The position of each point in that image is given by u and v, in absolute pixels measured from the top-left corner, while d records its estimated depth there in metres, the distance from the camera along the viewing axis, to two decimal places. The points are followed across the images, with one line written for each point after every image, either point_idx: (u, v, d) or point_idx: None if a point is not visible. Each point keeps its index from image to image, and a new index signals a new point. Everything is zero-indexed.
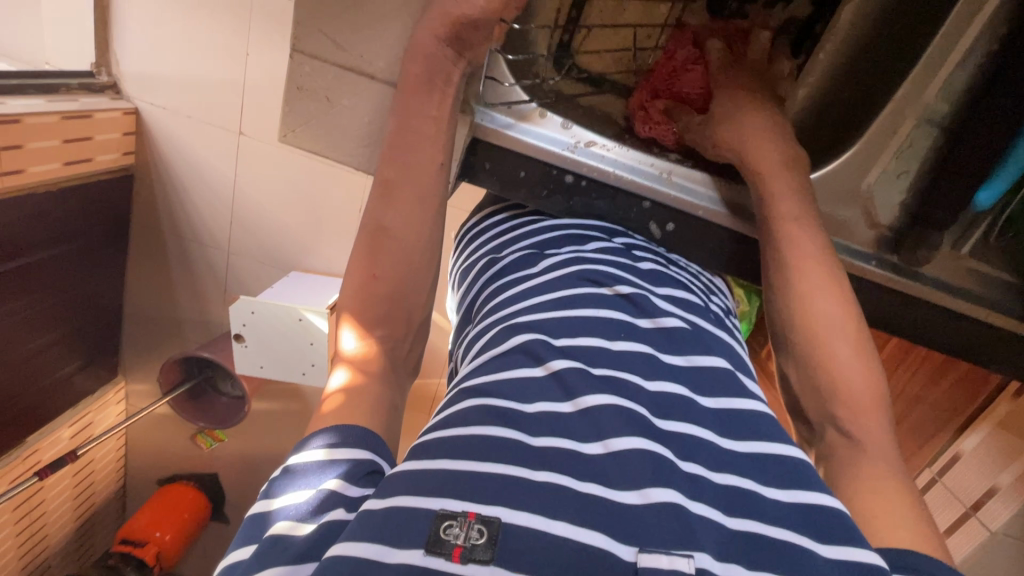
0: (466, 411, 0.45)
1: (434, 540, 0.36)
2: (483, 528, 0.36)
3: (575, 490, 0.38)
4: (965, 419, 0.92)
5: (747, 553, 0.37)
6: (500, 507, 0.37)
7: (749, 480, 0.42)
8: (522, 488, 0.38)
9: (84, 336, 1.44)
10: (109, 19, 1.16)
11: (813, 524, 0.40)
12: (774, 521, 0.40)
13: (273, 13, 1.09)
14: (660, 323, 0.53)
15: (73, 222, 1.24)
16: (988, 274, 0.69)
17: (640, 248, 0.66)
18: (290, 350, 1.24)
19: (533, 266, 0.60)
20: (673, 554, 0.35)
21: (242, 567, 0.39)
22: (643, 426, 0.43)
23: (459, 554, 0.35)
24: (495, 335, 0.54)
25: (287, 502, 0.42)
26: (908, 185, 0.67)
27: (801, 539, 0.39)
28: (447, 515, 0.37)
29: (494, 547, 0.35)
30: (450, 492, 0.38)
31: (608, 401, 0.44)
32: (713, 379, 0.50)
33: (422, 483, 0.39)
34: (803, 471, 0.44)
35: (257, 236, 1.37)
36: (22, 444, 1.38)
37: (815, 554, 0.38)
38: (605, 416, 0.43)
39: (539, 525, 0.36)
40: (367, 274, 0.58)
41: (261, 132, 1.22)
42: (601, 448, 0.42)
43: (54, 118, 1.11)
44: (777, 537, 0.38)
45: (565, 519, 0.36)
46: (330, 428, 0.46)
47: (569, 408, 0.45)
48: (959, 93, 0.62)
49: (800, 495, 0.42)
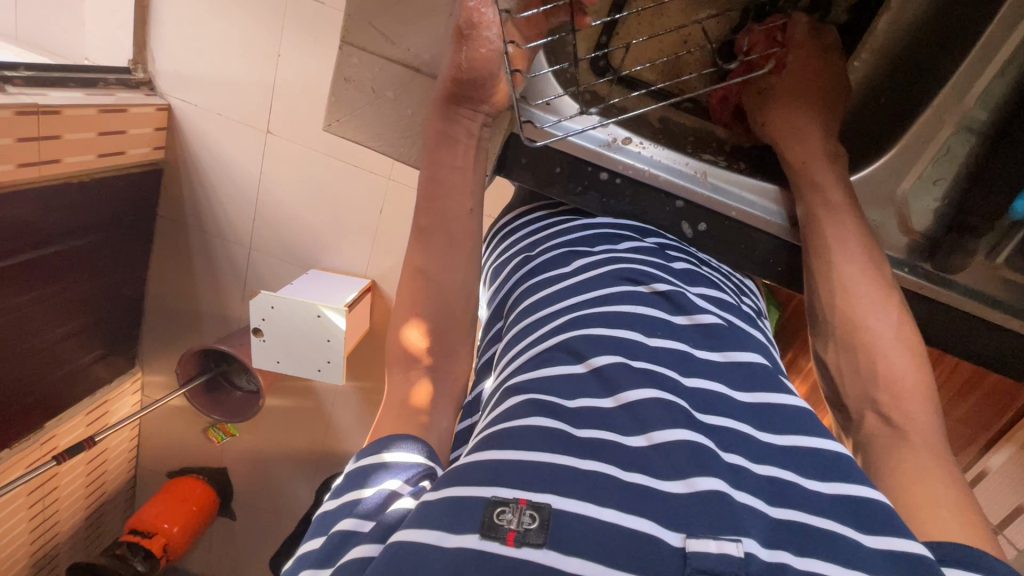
0: (515, 406, 0.46)
1: (488, 526, 0.36)
2: (535, 513, 0.37)
3: (621, 480, 0.39)
4: (991, 437, 0.91)
5: (794, 539, 0.38)
6: (551, 494, 0.38)
7: (790, 471, 0.43)
8: (569, 475, 0.39)
9: (106, 325, 1.47)
10: (148, 17, 1.20)
11: (857, 516, 0.40)
12: (818, 510, 0.40)
13: (307, 15, 1.12)
14: (696, 320, 0.54)
15: (103, 212, 1.28)
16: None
17: (673, 248, 0.67)
18: (308, 346, 1.25)
19: (568, 265, 0.61)
20: (721, 539, 0.36)
21: (315, 556, 0.42)
22: (684, 417, 0.44)
23: (513, 538, 0.36)
24: (532, 332, 0.55)
25: (351, 502, 0.44)
26: (944, 192, 0.67)
27: (847, 529, 0.39)
28: (498, 502, 0.38)
29: (546, 532, 0.36)
30: (502, 480, 0.39)
31: (649, 394, 0.45)
32: (751, 373, 0.50)
33: (474, 474, 0.40)
34: (841, 463, 0.44)
35: (281, 232, 1.39)
36: (40, 429, 1.40)
37: (860, 542, 0.38)
38: (647, 410, 0.44)
39: (589, 511, 0.37)
40: (412, 313, 0.61)
41: (288, 130, 1.24)
42: (644, 440, 0.42)
43: (92, 111, 1.15)
44: (823, 525, 0.39)
45: (612, 506, 0.37)
46: (391, 437, 0.49)
47: (611, 404, 0.46)
48: (999, 101, 0.62)
49: (843, 486, 0.42)
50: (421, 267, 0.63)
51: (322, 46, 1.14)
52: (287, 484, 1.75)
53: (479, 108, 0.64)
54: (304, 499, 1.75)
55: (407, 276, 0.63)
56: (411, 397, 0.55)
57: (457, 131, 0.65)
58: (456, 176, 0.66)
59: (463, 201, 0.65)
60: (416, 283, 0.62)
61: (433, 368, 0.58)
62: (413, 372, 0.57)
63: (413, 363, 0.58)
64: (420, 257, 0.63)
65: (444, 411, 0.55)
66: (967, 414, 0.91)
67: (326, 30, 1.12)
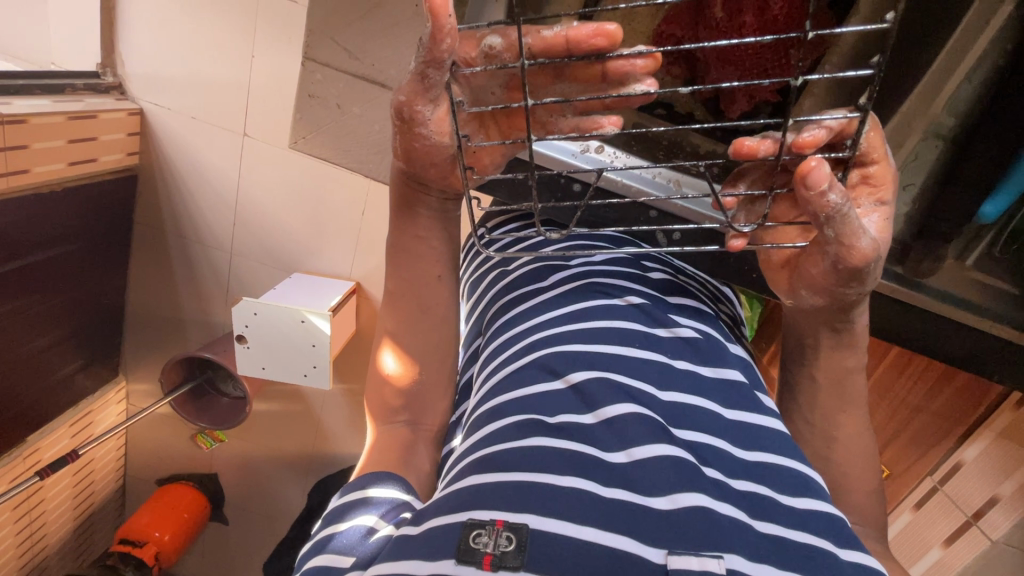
0: (510, 426, 0.45)
1: (465, 550, 0.36)
2: (512, 535, 0.36)
3: (600, 496, 0.38)
4: (966, 429, 0.93)
5: (776, 553, 0.38)
6: (528, 514, 0.37)
7: (765, 486, 0.43)
8: (548, 492, 0.38)
9: (86, 335, 1.44)
10: (116, 19, 1.16)
11: (829, 528, 0.41)
12: (797, 525, 0.40)
13: (280, 14, 1.08)
14: (675, 333, 0.54)
15: (77, 223, 1.24)
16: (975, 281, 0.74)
17: (651, 258, 0.66)
18: (294, 352, 1.24)
19: (545, 280, 0.60)
20: (703, 555, 0.36)
21: None
22: (662, 431, 0.44)
23: (489, 562, 0.35)
24: (509, 351, 0.54)
25: (325, 540, 0.44)
26: (913, 197, 0.74)
27: (823, 542, 0.40)
28: (475, 524, 0.37)
29: (523, 554, 0.35)
30: (479, 503, 0.39)
31: (628, 409, 0.45)
32: (730, 390, 0.50)
33: (452, 501, 0.40)
34: (811, 481, 0.45)
35: (261, 237, 1.37)
36: (23, 443, 1.38)
37: (837, 556, 0.39)
38: (628, 425, 0.44)
39: (568, 531, 0.36)
40: (392, 353, 0.62)
41: (265, 133, 1.22)
42: (625, 456, 0.42)
43: (60, 118, 1.12)
44: (800, 539, 0.39)
45: (591, 525, 0.36)
46: (370, 474, 0.50)
47: (591, 419, 0.45)
48: (964, 107, 0.69)
49: (814, 503, 0.43)
50: (397, 328, 0.62)
51: (297, 47, 1.10)
52: (278, 489, 1.75)
53: (430, 192, 0.60)
54: (297, 504, 1.75)
55: (391, 304, 0.63)
56: (391, 442, 0.56)
57: (418, 207, 0.62)
58: (420, 247, 0.64)
59: (431, 269, 0.63)
60: (398, 312, 0.63)
61: (409, 415, 0.59)
62: (392, 425, 0.58)
63: (396, 405, 0.59)
64: (390, 322, 0.63)
65: (416, 447, 0.57)
66: (945, 407, 0.93)
67: (298, 32, 1.09)
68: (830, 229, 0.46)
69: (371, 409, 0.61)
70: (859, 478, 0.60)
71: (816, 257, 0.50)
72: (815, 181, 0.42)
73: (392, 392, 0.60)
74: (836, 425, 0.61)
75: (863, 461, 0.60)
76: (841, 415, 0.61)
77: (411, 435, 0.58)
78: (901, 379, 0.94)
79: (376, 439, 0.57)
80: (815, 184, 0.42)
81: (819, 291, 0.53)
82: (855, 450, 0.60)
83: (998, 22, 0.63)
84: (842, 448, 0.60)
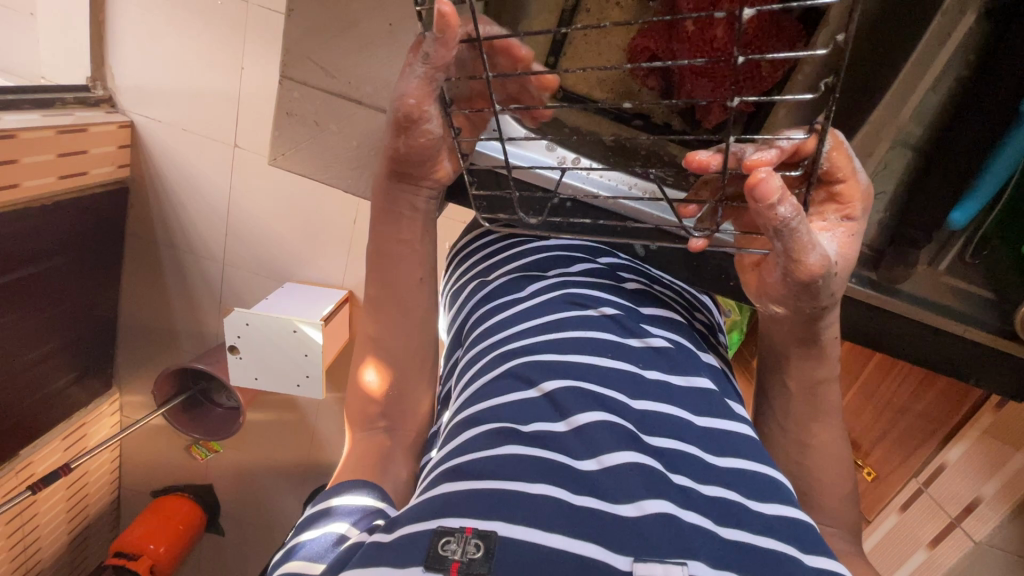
0: (483, 435, 0.46)
1: (433, 557, 0.36)
2: (480, 542, 0.37)
3: (568, 503, 0.39)
4: (951, 430, 0.93)
5: (740, 560, 0.38)
6: (497, 522, 0.38)
7: (734, 492, 0.44)
8: (516, 501, 0.39)
9: (79, 347, 1.44)
10: (105, 33, 1.17)
11: (795, 534, 0.42)
12: (763, 531, 0.41)
13: (269, 27, 1.10)
14: (648, 342, 0.54)
15: (67, 236, 1.25)
16: (955, 286, 0.76)
17: (626, 268, 0.66)
18: (285, 361, 1.24)
19: (522, 290, 0.61)
20: (668, 562, 0.36)
21: None
22: (632, 440, 0.44)
23: (456, 568, 0.35)
24: (486, 360, 0.55)
25: (295, 548, 0.44)
26: (885, 204, 0.76)
27: (788, 548, 0.40)
28: (445, 532, 0.38)
29: (491, 561, 0.36)
30: (448, 511, 0.39)
31: (598, 418, 0.45)
32: (701, 398, 0.51)
33: (423, 510, 0.41)
34: (779, 487, 0.46)
35: (252, 247, 1.37)
36: (16, 457, 1.37)
37: (802, 561, 0.40)
38: (598, 433, 0.44)
39: (536, 538, 0.37)
40: (372, 361, 0.62)
41: (255, 145, 1.23)
42: (595, 464, 0.43)
43: (50, 133, 1.12)
44: (765, 545, 0.40)
45: (559, 532, 0.37)
46: (344, 483, 0.50)
47: (563, 427, 0.45)
48: (930, 116, 0.71)
49: (783, 509, 0.44)
50: (375, 337, 0.63)
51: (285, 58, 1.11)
52: (272, 499, 1.74)
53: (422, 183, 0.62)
54: (292, 513, 1.75)
55: (371, 314, 0.64)
56: (371, 452, 0.56)
57: (403, 206, 0.63)
58: (405, 251, 0.64)
59: (408, 274, 0.64)
60: (378, 322, 0.63)
61: (387, 423, 0.60)
62: (371, 433, 0.59)
63: (377, 414, 0.60)
64: (371, 329, 0.64)
65: (395, 457, 0.57)
66: (930, 408, 0.94)
67: None
68: (781, 242, 0.47)
69: (351, 418, 0.61)
70: (836, 481, 0.61)
71: (773, 267, 0.52)
72: (763, 195, 0.43)
73: (369, 401, 0.61)
74: (811, 426, 0.61)
75: (838, 462, 0.61)
76: (817, 417, 0.61)
77: (391, 444, 0.58)
78: (887, 379, 0.98)
79: (356, 448, 0.58)
80: (765, 197, 0.43)
81: (781, 303, 0.54)
82: (831, 452, 0.61)
83: (958, 35, 0.66)
84: (818, 450, 0.61)
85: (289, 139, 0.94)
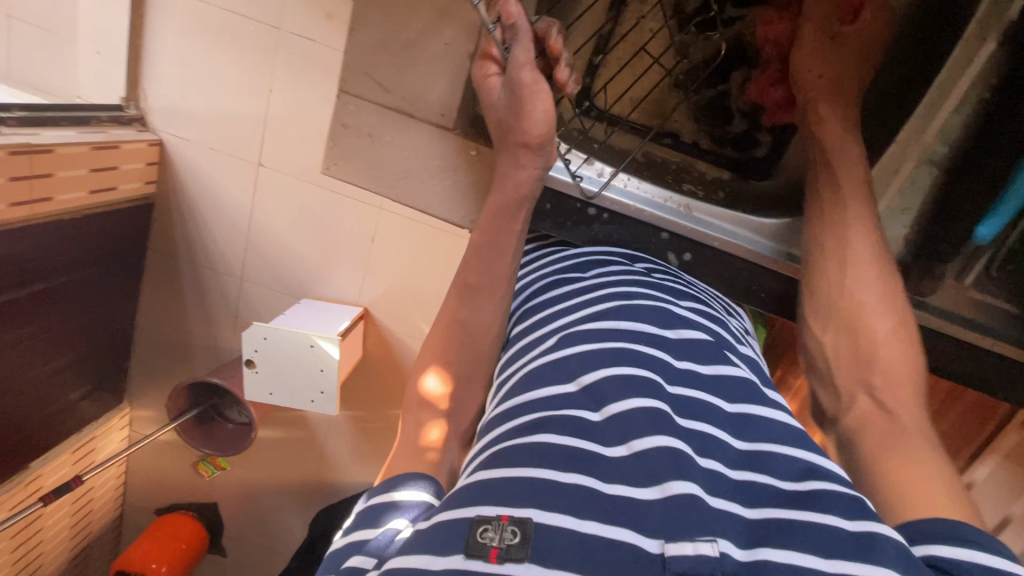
0: (529, 426, 0.47)
1: (473, 545, 0.37)
2: (517, 528, 0.38)
3: (601, 492, 0.40)
4: (976, 449, 0.95)
5: (768, 532, 0.40)
6: (532, 508, 0.39)
7: (764, 475, 0.45)
8: (550, 487, 0.40)
9: (94, 361, 1.45)
10: (141, 56, 1.22)
11: (837, 504, 0.41)
12: (793, 505, 0.42)
13: (300, 54, 1.15)
14: (681, 334, 0.56)
15: (93, 249, 1.27)
16: (989, 304, 0.81)
17: (659, 272, 0.70)
18: (299, 377, 1.25)
19: (561, 291, 0.64)
20: (698, 541, 0.37)
21: None
22: (666, 424, 0.45)
23: (495, 554, 0.36)
24: (528, 355, 0.57)
25: (357, 542, 0.45)
26: (911, 220, 0.80)
27: (828, 518, 0.40)
28: (482, 521, 0.39)
29: (528, 545, 0.37)
30: (485, 500, 0.40)
31: (635, 405, 0.46)
32: (733, 385, 0.52)
33: (468, 495, 0.42)
34: (816, 466, 0.46)
35: (275, 264, 1.40)
36: (25, 470, 1.37)
37: (829, 526, 0.39)
38: (632, 420, 0.45)
39: (571, 524, 0.38)
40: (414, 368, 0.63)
41: (281, 162, 1.26)
42: (626, 450, 0.44)
43: (85, 149, 1.15)
44: (802, 517, 0.40)
45: (593, 518, 0.38)
46: (403, 473, 0.50)
47: (598, 417, 0.47)
48: (954, 136, 0.75)
49: (819, 484, 0.44)
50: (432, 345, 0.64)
51: (315, 80, 1.16)
52: (279, 518, 1.73)
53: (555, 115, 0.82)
54: (298, 532, 1.73)
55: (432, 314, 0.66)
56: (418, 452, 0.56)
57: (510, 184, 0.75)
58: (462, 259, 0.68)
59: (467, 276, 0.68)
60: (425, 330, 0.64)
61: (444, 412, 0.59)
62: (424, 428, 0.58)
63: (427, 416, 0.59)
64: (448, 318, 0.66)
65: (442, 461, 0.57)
66: (955, 428, 0.95)
67: (314, 68, 1.15)
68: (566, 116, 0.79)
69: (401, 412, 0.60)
70: None
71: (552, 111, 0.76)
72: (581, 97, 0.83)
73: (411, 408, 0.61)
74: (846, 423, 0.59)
75: None
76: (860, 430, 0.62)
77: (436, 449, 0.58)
78: None
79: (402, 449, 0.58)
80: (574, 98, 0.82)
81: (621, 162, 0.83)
82: None
83: (980, 60, 0.72)
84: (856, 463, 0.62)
85: (342, 152, 0.98)
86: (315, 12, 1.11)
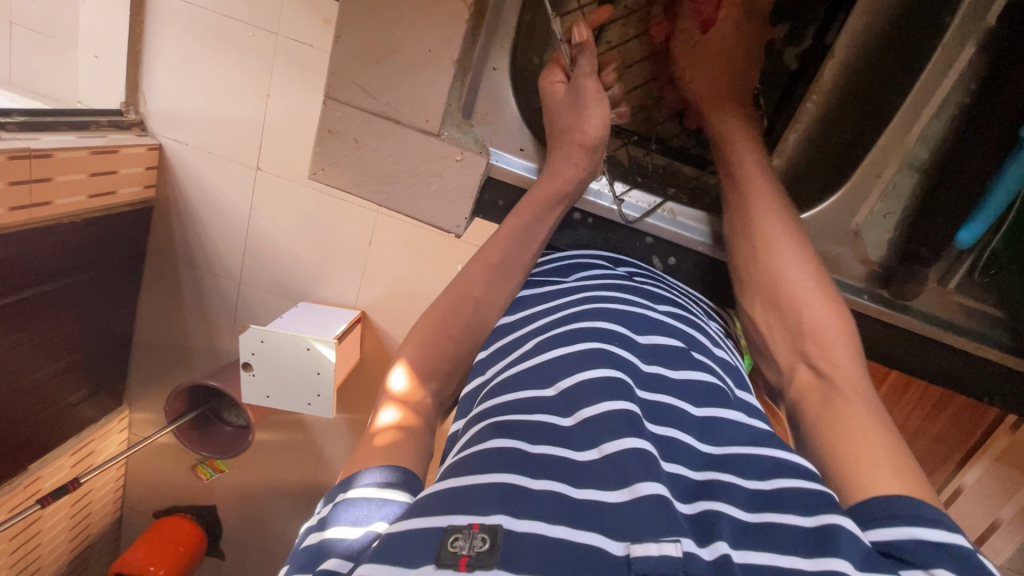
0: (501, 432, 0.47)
1: (443, 556, 0.37)
2: (486, 535, 0.38)
3: (571, 497, 0.41)
4: (967, 451, 0.96)
5: (731, 530, 0.40)
6: (501, 515, 0.39)
7: (729, 474, 0.46)
8: (520, 494, 0.40)
9: (94, 363, 1.46)
10: (141, 61, 1.23)
11: (795, 500, 0.42)
12: (757, 507, 0.42)
13: (298, 59, 1.16)
14: (651, 340, 0.57)
15: (93, 253, 1.28)
16: (972, 307, 0.81)
17: (640, 275, 0.71)
18: (296, 379, 1.26)
19: (542, 297, 0.65)
20: (662, 541, 0.37)
21: None
22: (636, 428, 0.45)
23: (466, 563, 0.36)
24: (505, 360, 0.58)
25: (335, 541, 0.43)
26: (892, 225, 0.80)
27: (784, 516, 0.41)
28: (453, 530, 0.38)
29: (497, 553, 0.37)
30: (457, 509, 0.40)
31: (605, 409, 0.46)
32: (699, 389, 0.53)
33: (431, 505, 0.41)
34: (780, 460, 0.46)
35: (272, 267, 1.41)
36: (24, 471, 1.37)
37: (790, 524, 0.40)
38: (602, 424, 0.46)
39: (539, 529, 0.38)
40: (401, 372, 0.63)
41: (279, 167, 1.27)
42: (596, 453, 0.44)
43: (84, 153, 1.16)
44: (760, 520, 0.41)
45: (562, 523, 0.38)
46: (384, 466, 0.49)
47: (570, 422, 0.47)
48: (933, 141, 0.76)
49: (790, 481, 0.44)
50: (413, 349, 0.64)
51: (312, 85, 1.17)
52: (277, 521, 1.73)
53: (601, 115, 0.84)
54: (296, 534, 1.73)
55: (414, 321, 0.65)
56: None
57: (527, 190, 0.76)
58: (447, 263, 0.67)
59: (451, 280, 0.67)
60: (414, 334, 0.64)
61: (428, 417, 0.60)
62: None
63: None
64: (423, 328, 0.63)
65: None
66: (945, 430, 0.95)
67: (312, 73, 1.17)
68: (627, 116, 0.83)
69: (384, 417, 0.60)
70: None
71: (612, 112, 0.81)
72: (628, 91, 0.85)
73: None
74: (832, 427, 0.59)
75: None
76: None
77: None
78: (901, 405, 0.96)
79: None
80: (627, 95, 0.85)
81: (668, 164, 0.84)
82: None
83: (958, 65, 0.72)
84: None
85: (329, 156, 0.99)
86: (313, 18, 1.12)
